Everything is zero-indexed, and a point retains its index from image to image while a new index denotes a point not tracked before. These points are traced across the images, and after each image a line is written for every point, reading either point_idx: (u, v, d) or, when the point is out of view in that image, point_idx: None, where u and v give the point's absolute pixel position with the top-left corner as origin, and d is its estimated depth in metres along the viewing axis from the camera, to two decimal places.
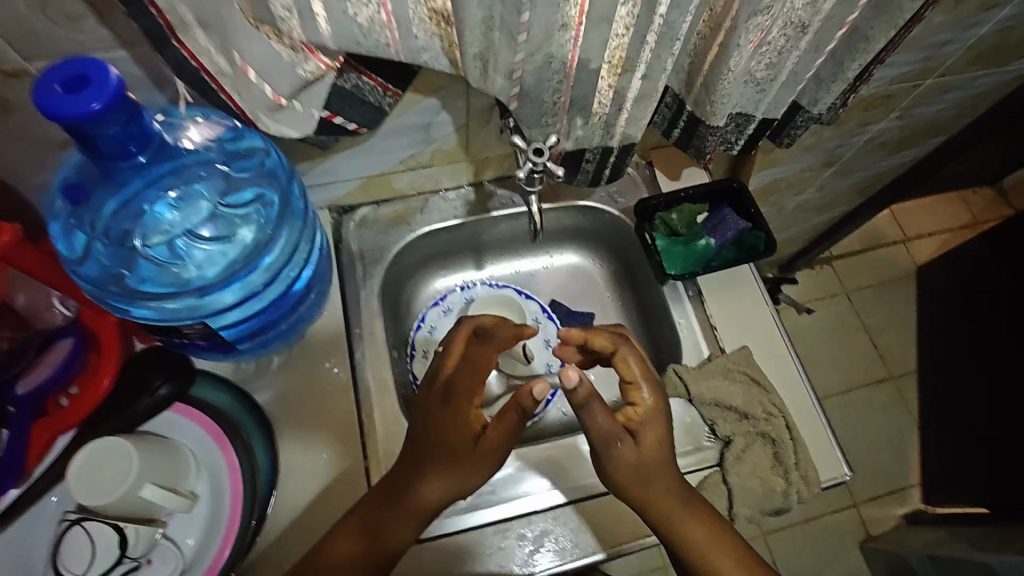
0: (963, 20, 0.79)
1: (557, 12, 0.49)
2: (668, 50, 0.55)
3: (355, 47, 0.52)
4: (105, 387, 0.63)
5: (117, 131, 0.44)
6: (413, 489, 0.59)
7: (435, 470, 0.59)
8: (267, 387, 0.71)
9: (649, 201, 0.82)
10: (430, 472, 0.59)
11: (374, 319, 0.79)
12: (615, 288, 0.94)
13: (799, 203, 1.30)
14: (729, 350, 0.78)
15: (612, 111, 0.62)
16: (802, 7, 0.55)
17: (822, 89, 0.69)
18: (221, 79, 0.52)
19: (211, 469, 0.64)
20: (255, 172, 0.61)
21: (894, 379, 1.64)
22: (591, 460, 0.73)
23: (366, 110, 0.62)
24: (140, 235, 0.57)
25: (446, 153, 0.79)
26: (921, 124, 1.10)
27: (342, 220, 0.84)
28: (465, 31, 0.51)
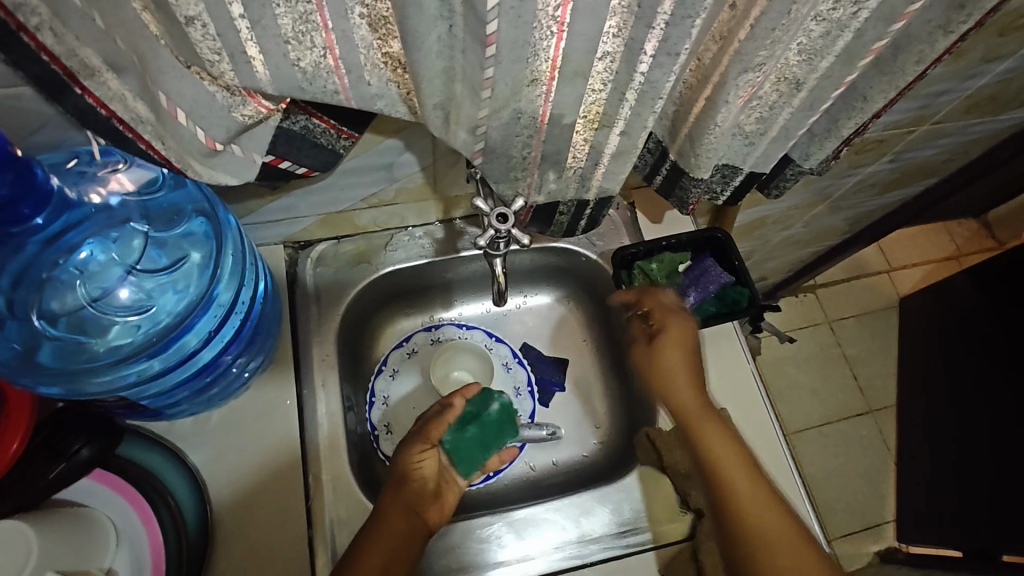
0: (963, 72, 0.75)
1: (526, 68, 0.44)
2: (651, 107, 0.49)
3: (298, 93, 0.47)
4: (13, 453, 0.53)
5: (6, 192, 0.38)
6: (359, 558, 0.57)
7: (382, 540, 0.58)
8: (204, 446, 0.65)
9: (628, 249, 0.78)
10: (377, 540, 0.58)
11: (328, 367, 0.73)
12: (589, 333, 0.88)
13: (785, 237, 1.26)
14: (707, 413, 0.74)
15: (588, 165, 0.56)
16: (798, 63, 0.51)
17: (814, 144, 0.64)
18: (139, 127, 0.45)
19: (132, 542, 0.58)
20: (180, 220, 0.57)
21: (872, 413, 1.62)
22: (558, 530, 0.69)
23: (318, 153, 0.56)
24: (50, 302, 0.53)
25: (412, 191, 0.73)
26: (914, 166, 1.07)
27: (298, 255, 0.77)
28: (423, 80, 0.46)
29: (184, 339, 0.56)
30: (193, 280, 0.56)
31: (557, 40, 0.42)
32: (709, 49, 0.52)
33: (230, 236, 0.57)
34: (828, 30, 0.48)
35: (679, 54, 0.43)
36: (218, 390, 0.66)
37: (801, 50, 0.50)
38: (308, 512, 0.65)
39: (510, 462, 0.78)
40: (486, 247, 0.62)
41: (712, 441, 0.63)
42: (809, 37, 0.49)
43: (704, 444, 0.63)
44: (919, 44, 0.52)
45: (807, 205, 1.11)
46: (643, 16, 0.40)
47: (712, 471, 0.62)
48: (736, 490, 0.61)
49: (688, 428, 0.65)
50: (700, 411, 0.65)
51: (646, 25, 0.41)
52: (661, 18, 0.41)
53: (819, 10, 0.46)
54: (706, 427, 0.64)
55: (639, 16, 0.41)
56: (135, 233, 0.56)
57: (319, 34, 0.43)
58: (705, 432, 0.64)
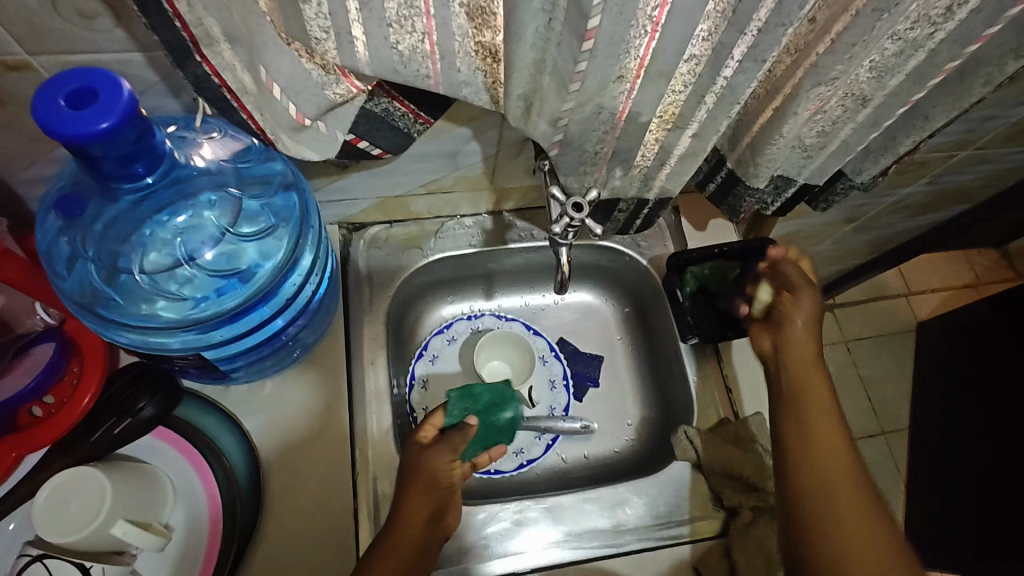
0: (1013, 99, 0.77)
1: (616, 64, 0.45)
2: (726, 112, 0.51)
3: (392, 76, 0.48)
4: (84, 405, 0.58)
5: (125, 151, 0.40)
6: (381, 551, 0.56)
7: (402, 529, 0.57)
8: (256, 413, 0.66)
9: (683, 255, 0.79)
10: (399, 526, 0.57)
11: (377, 348, 0.75)
12: (627, 332, 0.90)
13: (814, 253, 1.27)
14: (745, 415, 0.75)
15: (655, 164, 0.58)
16: (867, 79, 0.52)
17: (869, 160, 0.66)
18: (243, 97, 0.47)
19: (189, 498, 0.61)
20: (268, 193, 0.58)
21: (885, 434, 1.63)
22: (591, 518, 0.70)
23: (394, 135, 0.58)
24: (135, 257, 0.54)
25: (469, 180, 0.75)
26: (948, 191, 1.08)
27: (351, 237, 0.79)
28: (514, 71, 0.48)
29: (249, 317, 0.58)
30: (272, 254, 0.58)
31: (648, 40, 0.44)
32: (783, 60, 0.53)
33: (311, 217, 0.59)
34: (903, 49, 0.49)
35: (764, 61, 0.46)
36: (271, 362, 0.68)
37: (873, 67, 0.51)
38: (354, 485, 0.66)
39: (544, 451, 0.80)
40: (560, 236, 0.61)
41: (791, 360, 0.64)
42: (882, 56, 0.50)
43: (813, 414, 0.59)
44: (987, 67, 0.53)
45: (840, 223, 1.13)
46: (736, 22, 0.42)
47: (802, 409, 0.60)
48: (815, 436, 0.58)
49: (789, 397, 0.62)
50: (813, 390, 0.61)
51: (738, 31, 0.43)
52: (754, 25, 0.42)
53: (898, 29, 0.47)
54: (821, 403, 0.60)
55: (732, 22, 0.42)
56: (225, 199, 0.56)
57: (421, 19, 0.45)
58: (806, 393, 0.61)
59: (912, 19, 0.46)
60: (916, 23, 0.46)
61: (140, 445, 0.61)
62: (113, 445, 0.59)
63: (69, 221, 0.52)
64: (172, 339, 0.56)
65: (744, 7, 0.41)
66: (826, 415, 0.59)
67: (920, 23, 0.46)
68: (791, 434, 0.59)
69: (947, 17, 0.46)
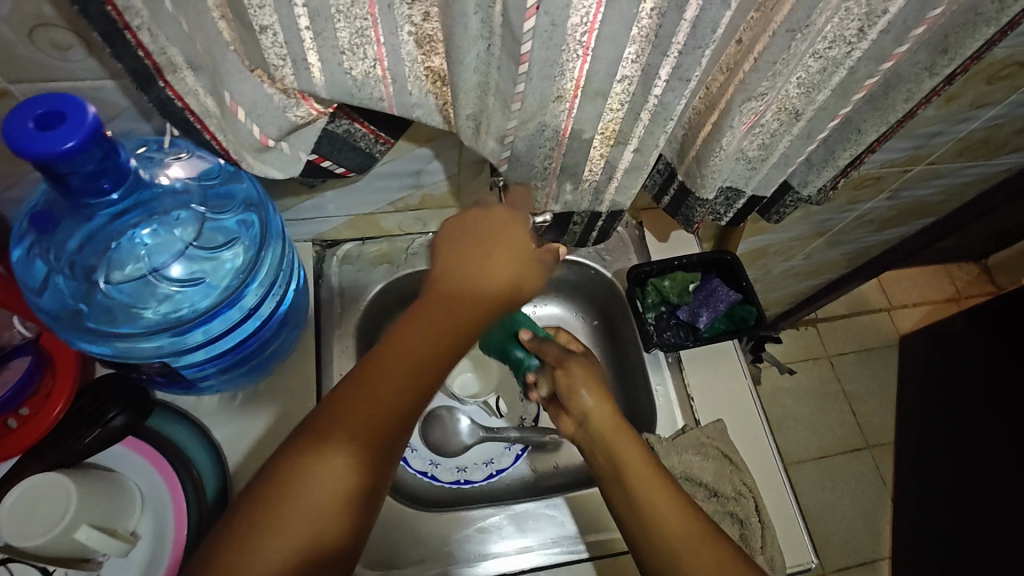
0: (954, 116, 0.81)
1: (553, 85, 0.49)
2: (662, 128, 0.54)
3: (346, 98, 0.52)
4: (55, 415, 0.61)
5: (90, 168, 0.43)
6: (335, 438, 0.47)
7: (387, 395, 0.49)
8: (225, 424, 0.68)
9: (642, 267, 0.82)
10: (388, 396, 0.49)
11: (347, 361, 0.77)
12: (595, 344, 0.92)
13: (786, 268, 1.30)
14: (703, 422, 0.78)
15: (603, 178, 0.61)
16: (798, 95, 0.56)
17: (812, 173, 0.69)
18: (206, 120, 0.50)
19: (157, 506, 0.62)
20: (233, 210, 0.61)
21: (869, 447, 1.63)
22: (554, 524, 0.71)
23: (357, 155, 0.62)
24: (104, 271, 0.57)
25: (435, 198, 0.79)
26: (910, 205, 1.12)
27: (325, 253, 0.82)
28: (460, 92, 0.51)
29: (219, 321, 0.59)
30: (238, 264, 0.60)
31: (581, 63, 0.48)
32: (716, 79, 0.57)
33: (275, 226, 0.62)
34: (825, 67, 0.52)
35: (690, 80, 0.49)
36: (241, 372, 0.70)
37: (800, 84, 0.55)
38: None
39: (513, 461, 0.83)
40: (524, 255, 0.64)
41: (622, 445, 0.61)
42: (808, 73, 0.53)
43: (624, 456, 0.60)
44: (906, 84, 0.57)
45: (808, 237, 1.16)
46: (659, 45, 0.46)
47: (639, 496, 0.58)
48: (658, 517, 0.56)
49: (597, 430, 0.63)
50: (636, 458, 0.60)
51: (661, 53, 0.46)
52: (675, 47, 0.46)
53: (817, 49, 0.50)
54: (647, 462, 0.60)
55: (655, 45, 0.46)
56: (191, 217, 0.60)
57: (372, 47, 0.48)
58: (620, 440, 0.61)
59: (829, 39, 0.50)
60: (833, 43, 0.50)
61: (108, 454, 0.63)
62: (84, 452, 0.60)
63: (43, 237, 0.55)
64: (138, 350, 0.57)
65: (664, 31, 0.44)
66: (650, 471, 0.59)
67: (838, 43, 0.50)
68: (632, 526, 0.57)
69: (861, 37, 0.49)
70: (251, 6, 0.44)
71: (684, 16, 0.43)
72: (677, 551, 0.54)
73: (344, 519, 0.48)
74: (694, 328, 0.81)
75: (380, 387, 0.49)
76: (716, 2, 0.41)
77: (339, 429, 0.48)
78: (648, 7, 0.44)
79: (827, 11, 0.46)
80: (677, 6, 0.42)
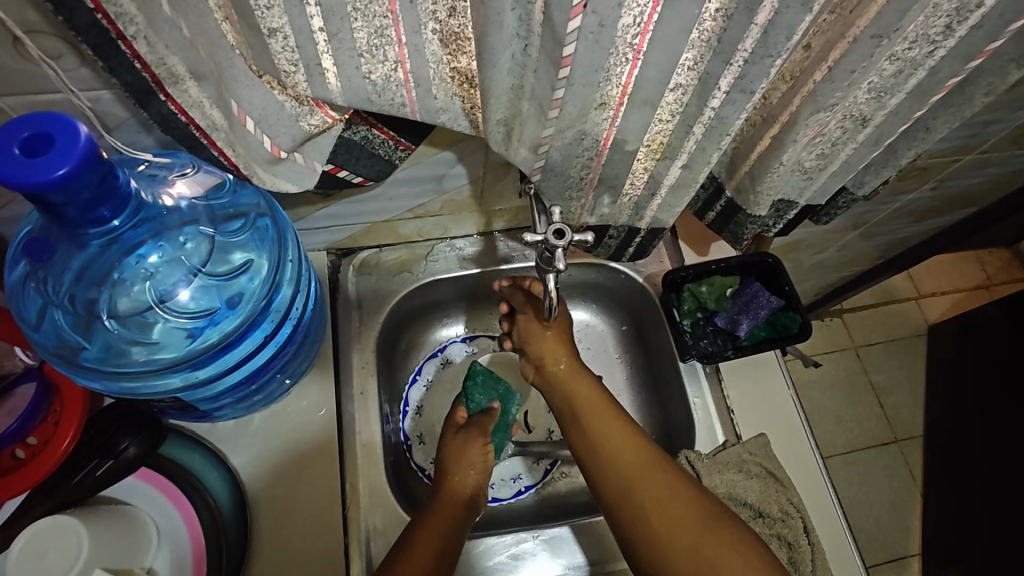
0: (1016, 103, 0.73)
1: (597, 91, 0.44)
2: (716, 143, 0.50)
3: (365, 104, 0.47)
4: (64, 449, 0.56)
5: (87, 195, 0.39)
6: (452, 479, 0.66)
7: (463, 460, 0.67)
8: (243, 448, 0.66)
9: (677, 272, 0.78)
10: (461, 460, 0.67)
11: (369, 377, 0.73)
12: (625, 352, 0.88)
13: (817, 260, 1.24)
14: (746, 437, 0.74)
15: (645, 194, 0.58)
16: (866, 101, 0.50)
17: (871, 173, 0.64)
18: (212, 134, 0.46)
19: (174, 544, 0.59)
20: (244, 232, 0.58)
21: (899, 442, 1.56)
22: (591, 550, 0.68)
23: (374, 162, 0.57)
24: (105, 302, 0.54)
25: (456, 203, 0.74)
26: (953, 195, 1.05)
27: (340, 263, 0.78)
28: (491, 97, 0.46)
29: (237, 349, 0.57)
30: (252, 289, 0.57)
31: (630, 67, 0.43)
32: (778, 89, 0.52)
33: (289, 243, 0.59)
34: (902, 69, 0.47)
35: (754, 92, 0.44)
36: (259, 398, 0.66)
37: (872, 89, 0.49)
38: (344, 519, 0.65)
39: (543, 476, 0.79)
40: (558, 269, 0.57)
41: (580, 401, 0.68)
42: (881, 77, 0.47)
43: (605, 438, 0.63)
44: (988, 77, 0.52)
45: (843, 230, 1.10)
46: (722, 52, 0.41)
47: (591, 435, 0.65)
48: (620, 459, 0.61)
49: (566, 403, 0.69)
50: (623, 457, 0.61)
51: (723, 61, 0.42)
52: (740, 56, 0.41)
53: (895, 51, 0.45)
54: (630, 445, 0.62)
55: (718, 51, 0.41)
56: (199, 237, 0.56)
57: (393, 48, 0.43)
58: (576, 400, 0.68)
59: (910, 39, 0.44)
60: (914, 43, 0.44)
61: (121, 485, 0.61)
62: (95, 486, 0.57)
63: (38, 267, 0.51)
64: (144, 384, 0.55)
65: (729, 36, 0.40)
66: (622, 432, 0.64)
67: (919, 42, 0.44)
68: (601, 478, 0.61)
69: (948, 35, 0.44)
70: (258, 8, 0.38)
71: (754, 20, 0.38)
72: (659, 500, 0.57)
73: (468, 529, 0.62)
74: (733, 335, 0.76)
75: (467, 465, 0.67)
76: (795, 5, 0.37)
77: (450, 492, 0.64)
78: (712, 8, 0.39)
79: (918, 10, 0.41)
80: (748, 9, 0.37)
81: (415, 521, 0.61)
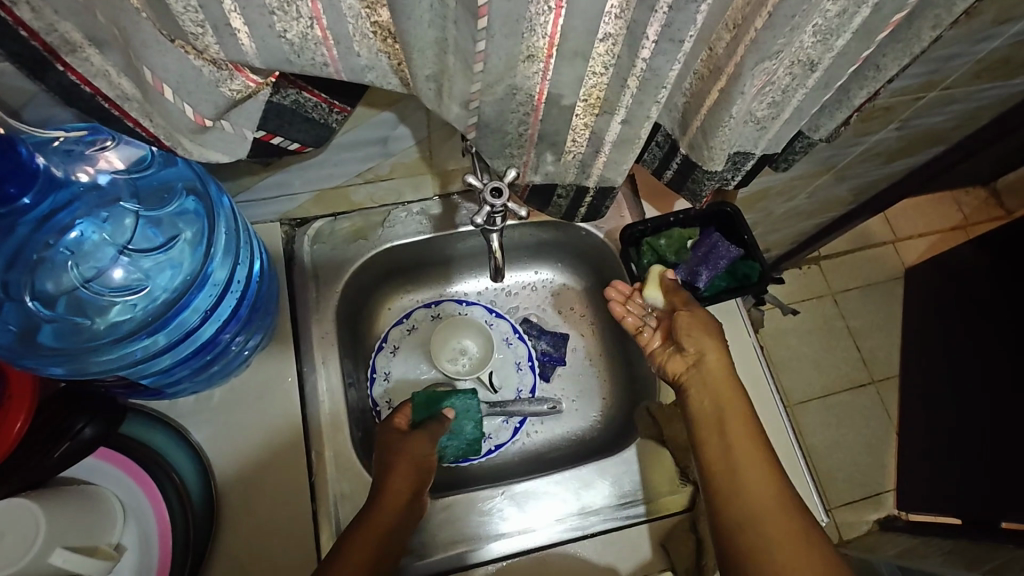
0: (976, 35, 0.70)
1: (521, 43, 0.42)
2: (653, 96, 0.48)
3: (286, 66, 0.45)
4: (18, 433, 0.55)
5: None
6: (387, 471, 0.63)
7: (394, 461, 0.64)
8: (206, 423, 0.66)
9: (636, 226, 0.77)
10: (393, 464, 0.64)
11: (330, 347, 0.73)
12: (588, 308, 0.88)
13: (788, 208, 1.24)
14: (707, 385, 0.75)
15: (589, 151, 0.56)
16: (813, 44, 0.49)
17: (824, 116, 0.64)
18: (125, 104, 0.44)
19: (139, 519, 0.60)
20: (175, 204, 0.58)
21: (875, 383, 1.60)
22: (559, 501, 0.70)
23: (311, 128, 0.56)
24: (40, 286, 0.54)
25: (407, 165, 0.72)
26: (919, 135, 1.04)
27: (295, 233, 0.76)
28: (413, 53, 0.44)
29: (182, 319, 0.57)
30: (189, 259, 0.57)
31: (554, 17, 0.40)
32: (723, 38, 0.51)
33: (223, 213, 0.58)
34: (845, 8, 0.46)
35: (682, 41, 0.43)
36: (217, 368, 0.66)
37: (816, 31, 0.48)
38: (311, 485, 0.66)
39: (512, 435, 0.80)
40: (489, 225, 0.61)
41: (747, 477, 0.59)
42: (825, 17, 0.47)
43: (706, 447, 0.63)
44: (935, 8, 0.51)
45: (812, 175, 1.08)
46: None
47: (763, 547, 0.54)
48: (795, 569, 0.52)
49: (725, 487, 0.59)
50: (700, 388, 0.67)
51: (649, 8, 0.39)
52: (665, 1, 0.39)
53: None
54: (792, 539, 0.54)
55: None
56: (128, 213, 0.57)
57: (305, 4, 0.41)
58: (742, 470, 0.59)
59: None
60: None
61: (81, 466, 0.61)
62: (55, 467, 0.57)
63: None
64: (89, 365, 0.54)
65: None
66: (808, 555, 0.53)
67: None
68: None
69: None
70: None
71: None
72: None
73: (405, 531, 0.62)
74: (693, 288, 0.77)
75: (404, 457, 0.65)
76: None
77: (387, 487, 0.62)
78: None
79: None
80: None
81: (367, 504, 0.61)
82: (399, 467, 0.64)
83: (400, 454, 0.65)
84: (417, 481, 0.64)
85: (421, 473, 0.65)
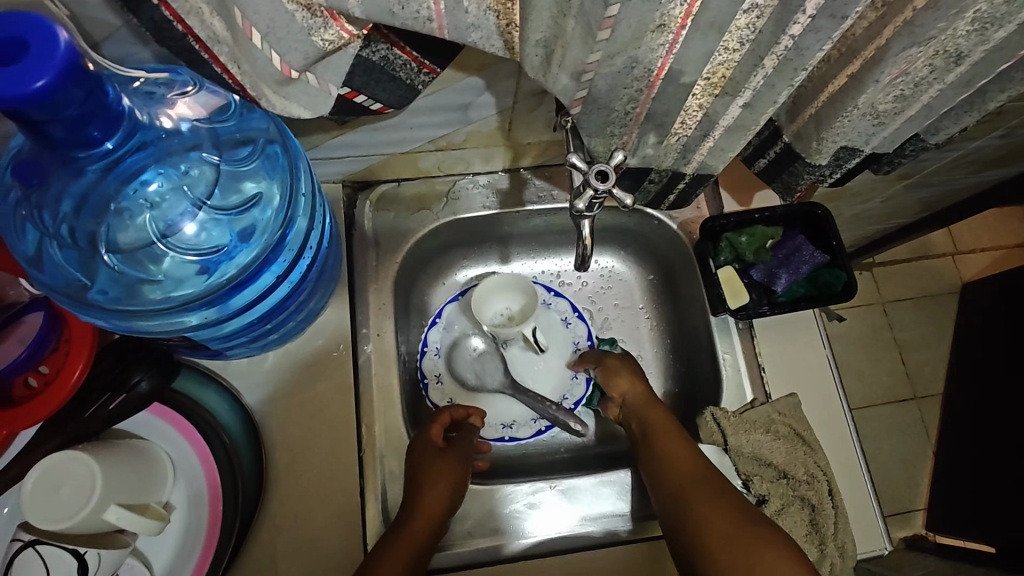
0: None
1: (657, 10, 0.37)
2: (787, 80, 0.44)
3: (387, 19, 0.40)
4: (74, 381, 0.54)
5: (74, 112, 0.35)
6: (419, 491, 0.61)
7: (426, 484, 0.61)
8: (258, 387, 0.64)
9: (717, 219, 0.72)
10: (424, 489, 0.61)
11: (386, 319, 0.70)
12: (650, 302, 0.84)
13: (858, 212, 1.17)
14: (775, 396, 0.71)
15: (696, 134, 0.52)
16: (966, 33, 0.43)
17: (950, 118, 0.58)
18: (214, 47, 0.40)
19: (189, 479, 0.59)
20: (252, 160, 0.54)
21: (917, 400, 1.49)
22: (610, 502, 0.68)
23: (395, 86, 0.51)
24: (108, 236, 0.51)
25: (483, 135, 0.68)
26: (1021, 144, 0.96)
27: (357, 197, 0.73)
28: (532, 12, 0.40)
29: (252, 286, 0.55)
30: (263, 222, 0.54)
31: None
32: (866, 19, 0.45)
33: (301, 173, 0.55)
34: None
35: (845, 17, 0.37)
36: (275, 337, 0.64)
37: (974, 19, 0.41)
38: (360, 460, 0.64)
39: None
40: (582, 211, 0.54)
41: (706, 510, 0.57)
42: (991, 4, 0.40)
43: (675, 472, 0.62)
44: None
45: (895, 180, 1.01)
46: None
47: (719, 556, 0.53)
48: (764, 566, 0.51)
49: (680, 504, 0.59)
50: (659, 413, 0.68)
51: None
52: None
53: None
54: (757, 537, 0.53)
55: None
56: (203, 163, 0.53)
57: None
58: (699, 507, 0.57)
59: None
60: None
61: (135, 420, 0.60)
62: (110, 419, 0.56)
63: (31, 193, 0.48)
64: (149, 323, 0.52)
65: None
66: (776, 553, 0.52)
67: None
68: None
69: None
70: None
71: None
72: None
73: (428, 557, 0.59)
74: (769, 290, 0.72)
75: (437, 480, 0.62)
76: None
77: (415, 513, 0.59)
78: None
79: None
80: None
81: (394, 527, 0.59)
82: (429, 490, 0.61)
83: (431, 473, 0.62)
84: (445, 507, 0.61)
85: (451, 496, 0.62)
